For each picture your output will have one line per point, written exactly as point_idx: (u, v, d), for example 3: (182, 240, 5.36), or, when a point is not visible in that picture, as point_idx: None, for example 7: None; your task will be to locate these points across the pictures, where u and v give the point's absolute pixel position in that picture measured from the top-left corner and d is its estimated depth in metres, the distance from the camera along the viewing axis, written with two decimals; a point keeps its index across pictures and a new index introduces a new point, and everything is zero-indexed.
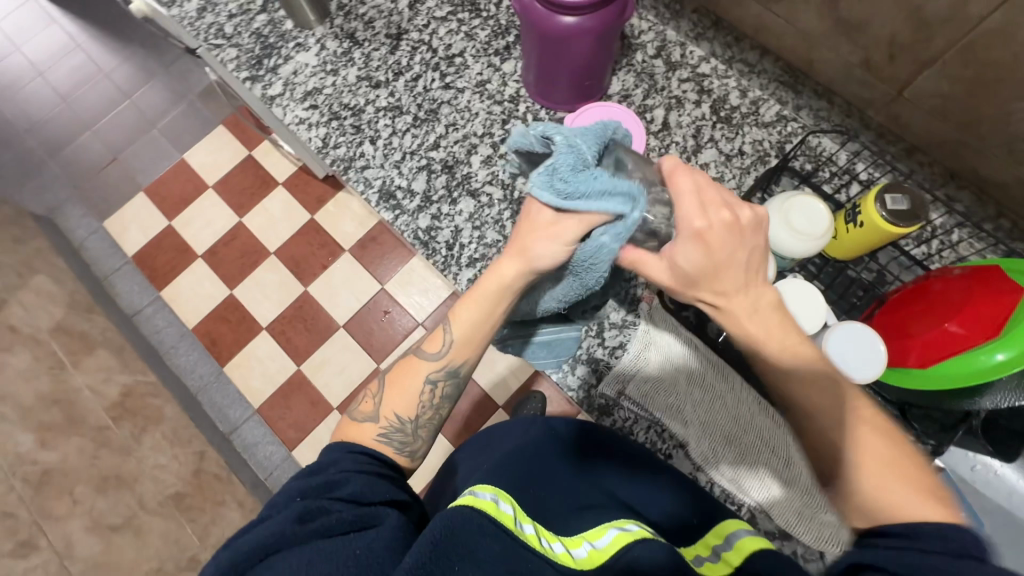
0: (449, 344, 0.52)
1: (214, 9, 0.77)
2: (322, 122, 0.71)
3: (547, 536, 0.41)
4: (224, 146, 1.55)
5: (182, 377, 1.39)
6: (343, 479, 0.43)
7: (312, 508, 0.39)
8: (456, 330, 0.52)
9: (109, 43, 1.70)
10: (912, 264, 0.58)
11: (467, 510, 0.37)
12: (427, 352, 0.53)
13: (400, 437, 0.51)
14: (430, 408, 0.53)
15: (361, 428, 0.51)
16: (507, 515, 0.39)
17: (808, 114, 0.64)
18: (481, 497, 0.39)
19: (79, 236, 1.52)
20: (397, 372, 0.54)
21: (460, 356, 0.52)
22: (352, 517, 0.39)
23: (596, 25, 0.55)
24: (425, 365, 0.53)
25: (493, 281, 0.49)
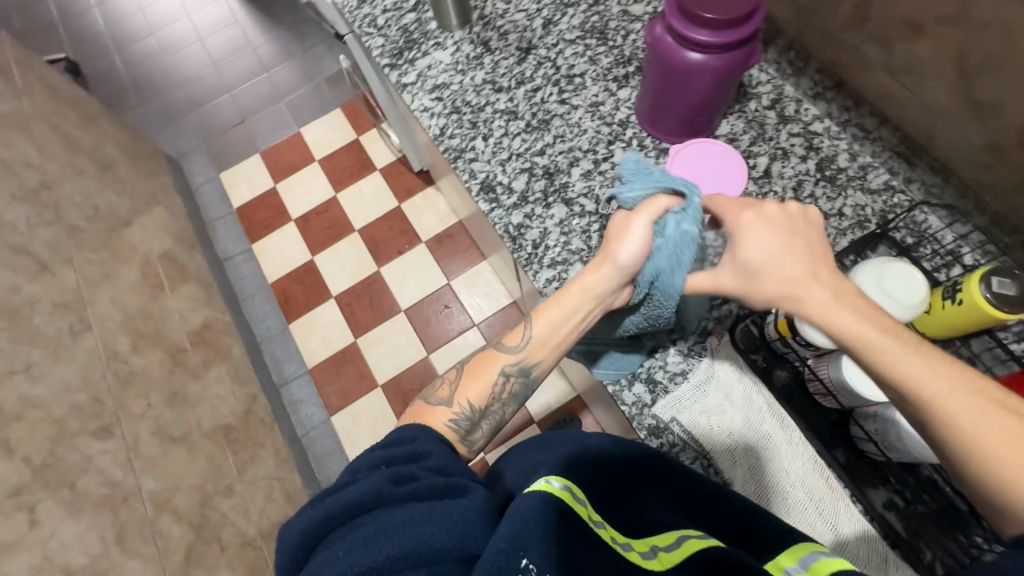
0: (528, 339, 0.56)
1: (372, 2, 0.86)
2: (443, 113, 0.78)
3: (617, 535, 0.40)
4: (337, 127, 1.69)
5: (252, 324, 1.50)
6: (428, 451, 0.46)
7: (403, 474, 0.41)
8: (537, 329, 0.55)
9: (262, 23, 1.92)
10: (1007, 358, 0.56)
11: (546, 502, 0.36)
12: (506, 346, 0.56)
13: (467, 424, 0.54)
14: (499, 401, 0.56)
15: (434, 411, 0.54)
16: (581, 509, 0.38)
17: (918, 189, 0.64)
18: (555, 486, 0.38)
19: (197, 181, 1.70)
20: (476, 362, 0.58)
21: (534, 356, 0.55)
22: (436, 484, 0.41)
23: (722, 65, 0.58)
24: (502, 358, 0.56)
25: (578, 289, 0.54)
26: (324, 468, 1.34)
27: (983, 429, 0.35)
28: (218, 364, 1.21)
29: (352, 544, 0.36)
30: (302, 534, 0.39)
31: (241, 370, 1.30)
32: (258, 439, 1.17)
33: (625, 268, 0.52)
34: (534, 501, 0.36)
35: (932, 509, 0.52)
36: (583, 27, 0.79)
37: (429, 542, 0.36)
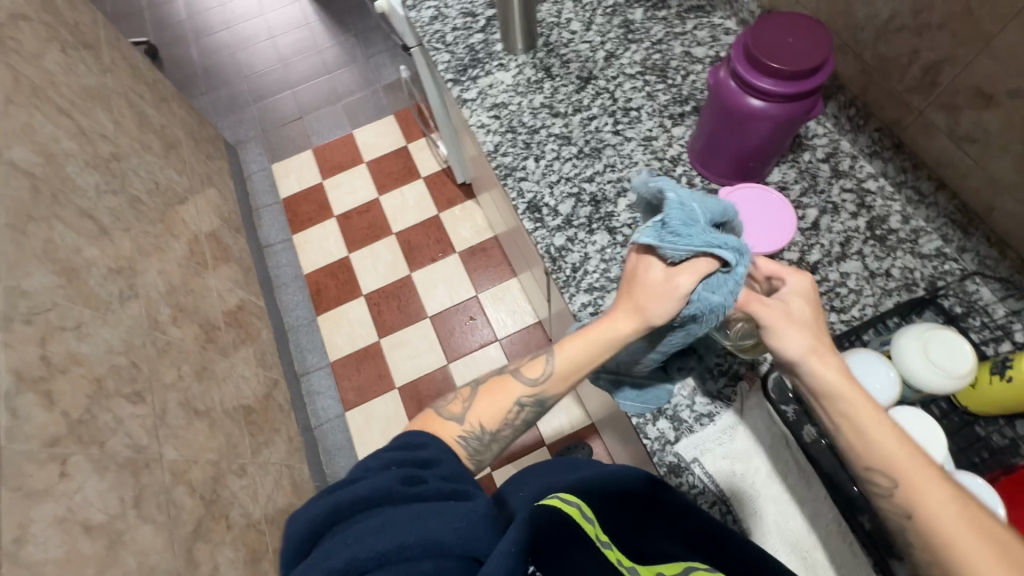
0: (548, 374, 0.54)
1: (443, 20, 0.90)
2: (499, 131, 0.80)
3: (623, 558, 0.39)
4: (388, 132, 1.75)
5: (282, 311, 1.54)
6: (437, 458, 0.46)
7: (411, 475, 0.42)
8: (558, 363, 0.54)
9: (331, 28, 2.02)
10: None
11: (555, 514, 0.36)
12: (526, 376, 0.55)
13: (476, 445, 0.53)
14: (510, 426, 0.55)
15: (445, 425, 0.53)
16: (591, 527, 0.37)
17: (971, 258, 0.62)
18: (567, 501, 0.37)
19: (250, 169, 1.77)
20: (491, 384, 0.57)
21: (552, 389, 0.54)
22: (443, 490, 0.42)
23: (782, 114, 0.59)
24: (519, 386, 0.55)
25: (606, 332, 0.52)
26: (331, 462, 1.35)
27: (926, 490, 0.36)
28: (247, 346, 1.26)
29: (366, 532, 0.36)
30: (307, 525, 0.39)
31: (267, 354, 1.33)
32: (274, 424, 1.20)
33: (656, 324, 0.49)
34: (543, 514, 0.36)
35: None
36: (644, 63, 0.81)
37: (437, 537, 0.35)
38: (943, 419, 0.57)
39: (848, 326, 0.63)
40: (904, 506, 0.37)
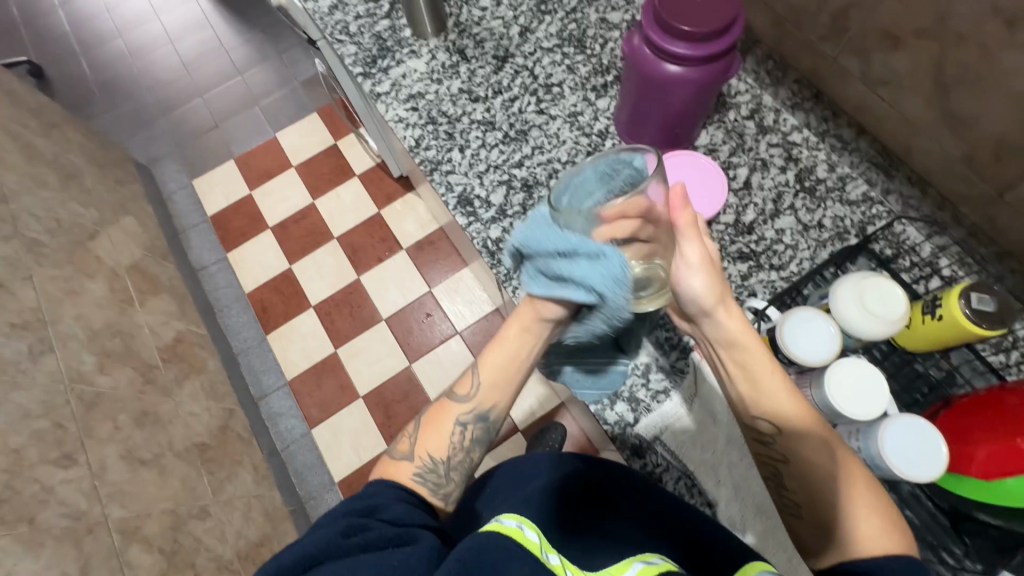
0: (477, 387, 0.55)
1: (344, 9, 0.84)
2: (418, 124, 0.76)
3: (572, 570, 0.40)
4: (314, 131, 1.65)
5: (228, 336, 1.46)
6: (386, 504, 0.46)
7: (353, 525, 0.41)
8: (483, 374, 0.55)
9: (234, 25, 1.87)
10: (987, 371, 0.56)
11: (494, 535, 0.38)
12: (459, 395, 0.55)
13: (433, 477, 0.53)
14: (460, 450, 0.55)
15: (396, 466, 0.52)
16: (534, 543, 0.39)
17: (896, 200, 0.63)
18: (506, 522, 0.40)
19: (169, 188, 1.65)
20: (431, 415, 0.56)
21: (488, 401, 0.55)
22: (386, 534, 0.41)
23: (700, 78, 0.57)
24: (457, 408, 0.55)
25: (514, 327, 0.53)
26: (304, 482, 1.31)
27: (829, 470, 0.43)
28: (193, 379, 1.18)
29: None
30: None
31: (216, 384, 1.26)
32: (235, 456, 1.15)
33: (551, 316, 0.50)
34: (481, 539, 0.37)
35: (915, 524, 0.52)
36: (560, 35, 0.78)
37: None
38: (885, 361, 0.58)
39: (789, 283, 0.63)
40: (786, 455, 0.45)
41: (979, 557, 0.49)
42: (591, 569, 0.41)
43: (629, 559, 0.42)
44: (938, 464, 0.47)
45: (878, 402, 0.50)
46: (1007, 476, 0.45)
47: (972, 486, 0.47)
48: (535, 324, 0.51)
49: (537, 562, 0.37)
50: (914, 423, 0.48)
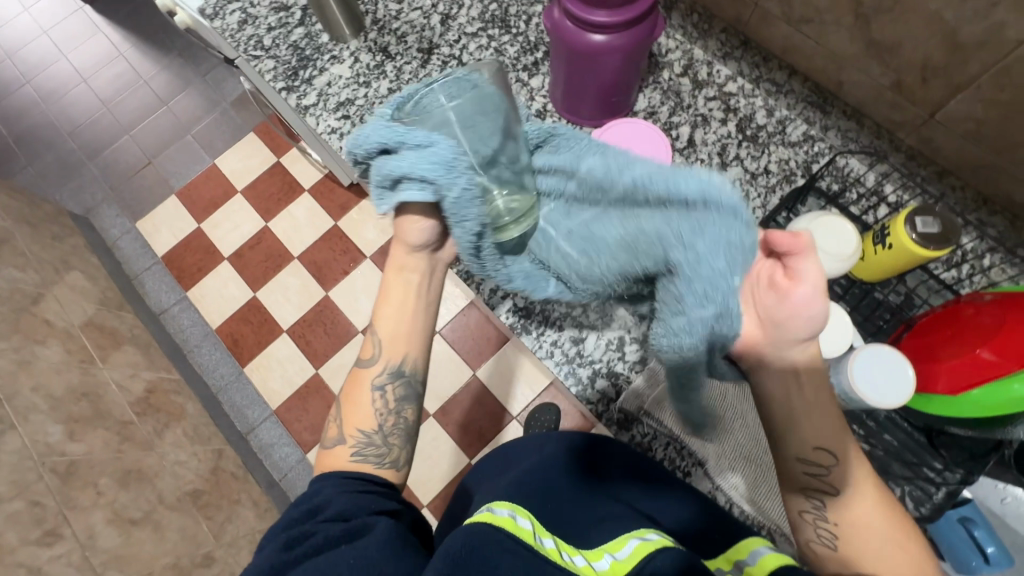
0: (379, 345, 0.55)
1: (254, 22, 0.79)
2: (353, 131, 0.73)
3: (568, 550, 0.42)
4: (254, 152, 1.59)
5: (204, 376, 1.42)
6: (330, 499, 0.47)
7: (298, 534, 0.44)
8: (381, 331, 0.55)
9: (149, 52, 1.77)
10: (941, 288, 0.58)
11: (485, 524, 0.39)
12: (366, 361, 0.55)
13: (374, 451, 0.53)
14: (390, 415, 0.54)
15: (335, 453, 0.53)
16: (526, 531, 0.40)
17: (835, 135, 0.64)
18: (497, 513, 0.41)
19: (113, 235, 1.58)
20: (350, 390, 0.56)
21: (395, 355, 0.55)
22: (333, 535, 0.43)
23: (626, 43, 0.56)
24: (367, 374, 0.55)
25: (399, 283, 0.54)
26: None
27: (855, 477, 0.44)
28: (174, 428, 1.15)
29: None
30: None
31: (200, 428, 1.23)
32: (232, 495, 1.13)
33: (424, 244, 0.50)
34: (472, 529, 0.39)
35: (894, 447, 0.54)
36: (483, 17, 0.75)
37: None
38: (846, 296, 0.59)
39: None
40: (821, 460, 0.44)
41: (960, 464, 0.51)
42: (587, 547, 0.44)
43: (625, 536, 0.44)
44: (907, 386, 0.48)
45: (842, 338, 0.51)
46: (973, 386, 0.46)
47: (940, 404, 0.49)
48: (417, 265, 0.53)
49: (529, 551, 0.38)
50: (879, 351, 0.49)
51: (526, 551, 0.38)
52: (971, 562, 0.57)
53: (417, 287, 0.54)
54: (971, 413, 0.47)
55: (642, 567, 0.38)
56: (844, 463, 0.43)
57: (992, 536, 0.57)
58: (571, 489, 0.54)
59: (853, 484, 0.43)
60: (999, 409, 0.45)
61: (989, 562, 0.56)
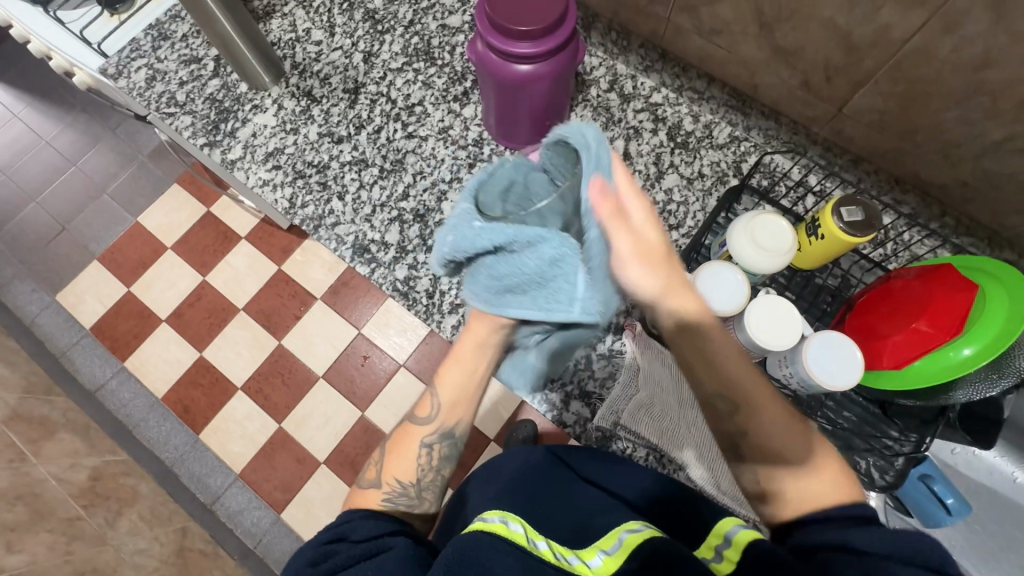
0: (437, 407, 0.56)
1: (164, 78, 0.75)
2: (287, 182, 0.70)
3: (561, 548, 0.41)
4: (180, 205, 1.50)
5: (155, 450, 1.33)
6: (354, 526, 0.46)
7: (324, 551, 0.42)
8: (443, 394, 0.56)
9: (48, 111, 1.65)
10: (872, 266, 0.62)
11: (478, 533, 0.39)
12: (420, 418, 0.57)
13: (405, 501, 0.54)
14: (430, 471, 0.56)
15: (366, 495, 0.54)
16: (519, 534, 0.40)
17: (758, 134, 0.68)
18: (489, 520, 0.40)
19: (30, 312, 1.45)
20: (397, 440, 0.58)
21: (451, 419, 0.56)
22: (356, 554, 0.42)
23: (552, 69, 0.57)
24: (419, 431, 0.56)
25: (469, 339, 0.54)
26: None
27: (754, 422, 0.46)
28: (127, 513, 1.07)
29: None
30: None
31: (158, 508, 1.17)
32: (204, 575, 1.08)
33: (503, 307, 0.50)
34: (467, 540, 0.38)
35: (853, 421, 0.57)
36: (405, 51, 0.75)
37: None
38: (790, 286, 0.63)
39: (690, 238, 0.66)
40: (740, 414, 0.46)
41: (914, 429, 0.55)
42: (578, 546, 0.42)
43: (615, 530, 0.43)
44: (857, 366, 0.51)
45: (796, 326, 0.54)
46: (914, 360, 0.50)
47: (887, 377, 0.52)
48: (490, 338, 0.53)
49: (523, 554, 0.38)
50: (829, 336, 0.52)
51: (525, 556, 0.38)
52: (935, 514, 0.60)
53: (489, 355, 0.54)
54: (914, 385, 0.50)
55: (633, 555, 0.38)
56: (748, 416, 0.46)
57: (950, 488, 0.60)
58: (558, 488, 0.52)
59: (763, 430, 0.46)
60: (936, 378, 0.49)
61: (951, 513, 0.60)
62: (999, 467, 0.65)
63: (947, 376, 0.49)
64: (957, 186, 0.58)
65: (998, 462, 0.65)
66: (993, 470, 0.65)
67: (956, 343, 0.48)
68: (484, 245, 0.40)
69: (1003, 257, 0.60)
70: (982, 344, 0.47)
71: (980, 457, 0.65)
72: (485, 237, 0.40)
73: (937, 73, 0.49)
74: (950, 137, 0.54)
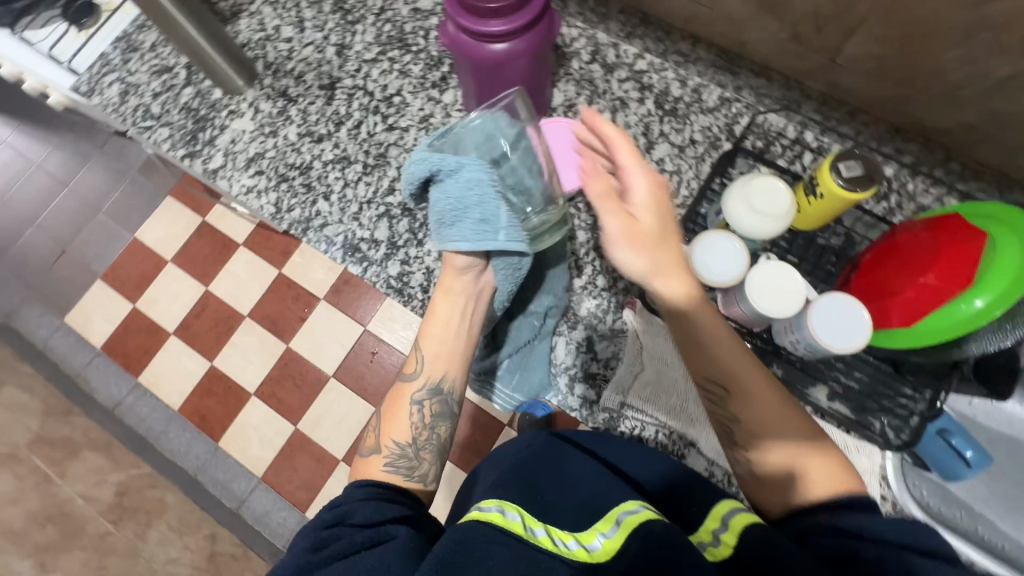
0: (423, 362, 0.58)
1: (136, 91, 0.74)
2: (271, 186, 0.69)
3: (559, 536, 0.40)
4: (176, 217, 1.50)
5: (177, 461, 1.36)
6: (356, 507, 0.45)
7: (326, 536, 0.42)
8: (426, 349, 0.58)
9: (35, 134, 1.64)
10: (876, 221, 0.60)
11: (474, 524, 0.39)
12: (408, 375, 0.58)
13: (404, 463, 0.55)
14: (425, 430, 0.57)
15: (368, 461, 0.55)
16: (516, 524, 0.39)
17: (749, 93, 0.65)
18: (486, 510, 0.41)
19: (42, 336, 1.47)
20: (390, 402, 0.59)
21: (437, 372, 0.58)
22: (357, 541, 0.41)
23: (527, 46, 0.55)
24: (409, 388, 0.58)
25: (443, 298, 0.58)
26: None
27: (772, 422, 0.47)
28: (156, 524, 1.10)
29: None
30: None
31: (185, 516, 1.20)
32: None
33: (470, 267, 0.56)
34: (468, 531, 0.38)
35: (865, 382, 0.56)
36: (379, 40, 0.72)
37: None
38: (791, 249, 0.61)
39: (686, 208, 0.64)
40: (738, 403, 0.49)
41: (928, 384, 0.54)
42: (576, 530, 0.41)
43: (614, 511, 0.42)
44: (864, 329, 0.50)
45: (798, 292, 0.52)
46: (925, 317, 0.48)
47: (899, 337, 0.51)
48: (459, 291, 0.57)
49: (517, 547, 0.37)
50: (833, 300, 0.51)
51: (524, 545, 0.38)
52: (955, 469, 0.59)
53: (462, 308, 0.58)
54: (925, 343, 0.49)
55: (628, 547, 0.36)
56: (747, 391, 0.48)
57: (969, 441, 0.59)
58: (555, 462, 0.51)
59: (756, 408, 0.48)
60: (950, 333, 0.47)
61: (971, 466, 0.58)
62: (1019, 415, 0.63)
63: (962, 330, 0.47)
64: (961, 130, 0.55)
65: (1019, 411, 0.63)
66: (1013, 418, 0.63)
67: (966, 295, 0.46)
68: (423, 174, 0.51)
69: (1012, 200, 0.57)
70: (994, 293, 0.45)
71: (999, 407, 0.64)
72: (423, 168, 0.51)
73: (934, 12, 0.46)
74: (954, 78, 0.51)
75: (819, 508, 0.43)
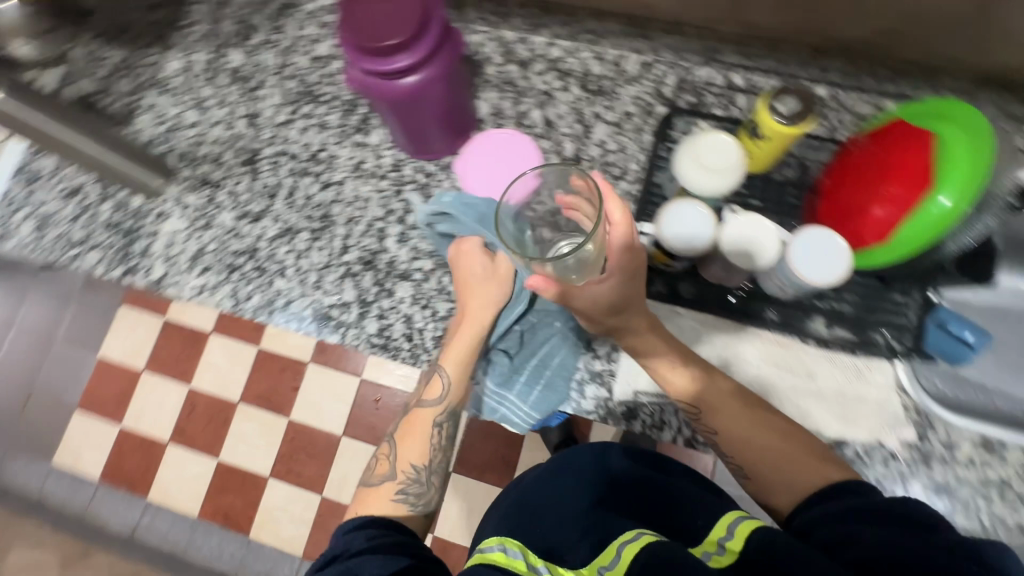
0: (445, 387, 0.57)
1: (52, 221, 0.69)
2: (222, 280, 0.66)
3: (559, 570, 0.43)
4: (135, 322, 1.44)
5: (213, 565, 1.31)
6: (359, 562, 0.42)
7: None
8: (450, 372, 0.57)
9: None
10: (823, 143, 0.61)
11: (479, 566, 0.42)
12: (430, 400, 0.57)
13: (415, 489, 0.54)
14: (439, 450, 0.57)
15: (378, 491, 0.53)
16: (518, 562, 0.42)
17: (668, 53, 0.65)
18: (489, 551, 0.44)
19: (35, 486, 1.40)
20: (405, 426, 0.58)
21: (456, 397, 0.57)
22: None
23: (438, 71, 0.53)
24: (430, 413, 0.57)
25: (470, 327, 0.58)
26: None
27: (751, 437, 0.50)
28: None
29: None
30: None
31: None
32: None
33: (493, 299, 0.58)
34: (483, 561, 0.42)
35: (857, 301, 0.57)
36: (287, 99, 0.69)
37: None
38: (752, 194, 0.61)
39: (640, 183, 0.63)
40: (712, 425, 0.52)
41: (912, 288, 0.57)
42: (581, 567, 0.43)
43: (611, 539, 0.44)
44: (844, 256, 0.50)
45: (771, 236, 0.52)
46: (897, 228, 0.49)
47: (877, 253, 0.51)
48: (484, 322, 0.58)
49: None
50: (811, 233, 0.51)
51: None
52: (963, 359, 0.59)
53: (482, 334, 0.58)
54: (905, 252, 0.49)
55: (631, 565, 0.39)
56: (728, 414, 0.51)
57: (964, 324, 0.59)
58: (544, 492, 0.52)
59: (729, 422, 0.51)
60: (926, 236, 0.47)
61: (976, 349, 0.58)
62: None
63: (937, 230, 0.47)
64: (878, 35, 0.56)
65: None
66: None
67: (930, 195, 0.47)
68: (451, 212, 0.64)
69: (942, 88, 0.59)
70: (955, 188, 0.45)
71: None
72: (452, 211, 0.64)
73: None
74: None
75: (816, 503, 0.44)
